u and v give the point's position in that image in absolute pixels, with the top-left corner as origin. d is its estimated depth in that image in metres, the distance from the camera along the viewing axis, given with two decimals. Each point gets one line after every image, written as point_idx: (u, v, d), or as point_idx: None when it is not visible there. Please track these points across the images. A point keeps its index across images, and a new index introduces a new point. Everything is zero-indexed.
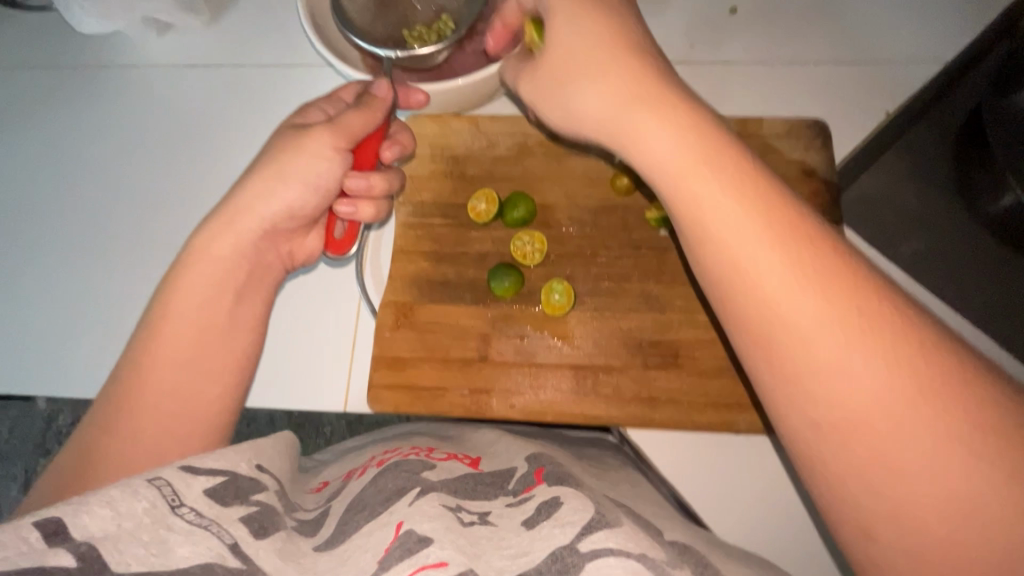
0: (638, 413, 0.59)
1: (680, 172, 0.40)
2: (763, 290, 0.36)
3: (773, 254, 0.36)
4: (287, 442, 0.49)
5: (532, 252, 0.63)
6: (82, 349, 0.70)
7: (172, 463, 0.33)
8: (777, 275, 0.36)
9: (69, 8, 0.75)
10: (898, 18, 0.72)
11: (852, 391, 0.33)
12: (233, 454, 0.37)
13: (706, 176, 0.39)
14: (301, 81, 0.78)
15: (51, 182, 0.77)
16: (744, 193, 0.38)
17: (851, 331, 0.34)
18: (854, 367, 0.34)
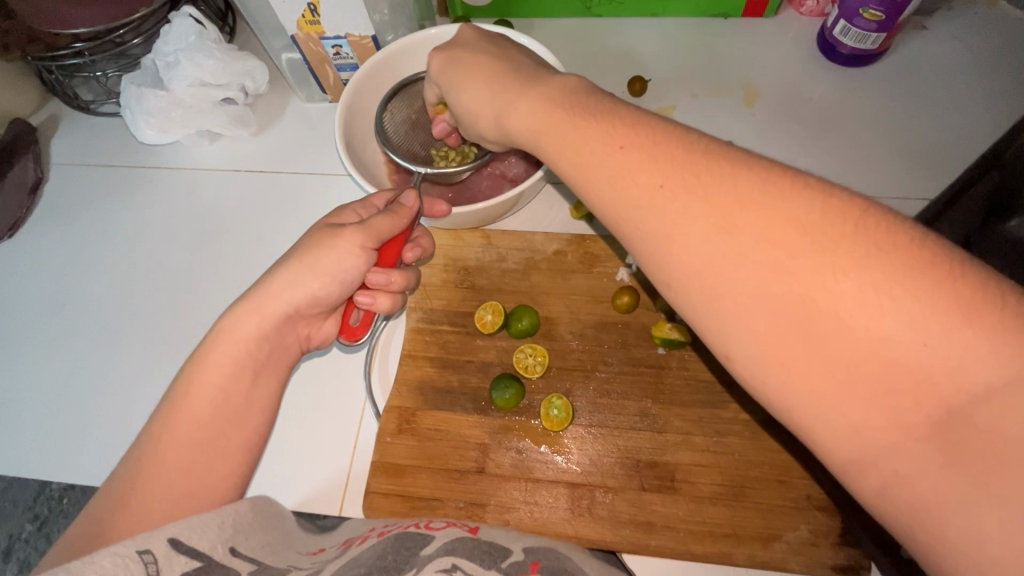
0: (634, 539, 0.58)
1: (683, 207, 0.37)
2: (776, 289, 0.33)
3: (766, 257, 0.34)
4: (274, 511, 0.48)
5: (533, 364, 0.66)
6: (88, 435, 0.73)
7: (163, 534, 0.36)
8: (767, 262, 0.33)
9: (136, 122, 0.87)
10: (882, 159, 0.80)
11: (852, 339, 0.30)
12: (212, 532, 0.38)
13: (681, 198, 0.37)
14: (331, 189, 0.85)
15: (97, 264, 0.84)
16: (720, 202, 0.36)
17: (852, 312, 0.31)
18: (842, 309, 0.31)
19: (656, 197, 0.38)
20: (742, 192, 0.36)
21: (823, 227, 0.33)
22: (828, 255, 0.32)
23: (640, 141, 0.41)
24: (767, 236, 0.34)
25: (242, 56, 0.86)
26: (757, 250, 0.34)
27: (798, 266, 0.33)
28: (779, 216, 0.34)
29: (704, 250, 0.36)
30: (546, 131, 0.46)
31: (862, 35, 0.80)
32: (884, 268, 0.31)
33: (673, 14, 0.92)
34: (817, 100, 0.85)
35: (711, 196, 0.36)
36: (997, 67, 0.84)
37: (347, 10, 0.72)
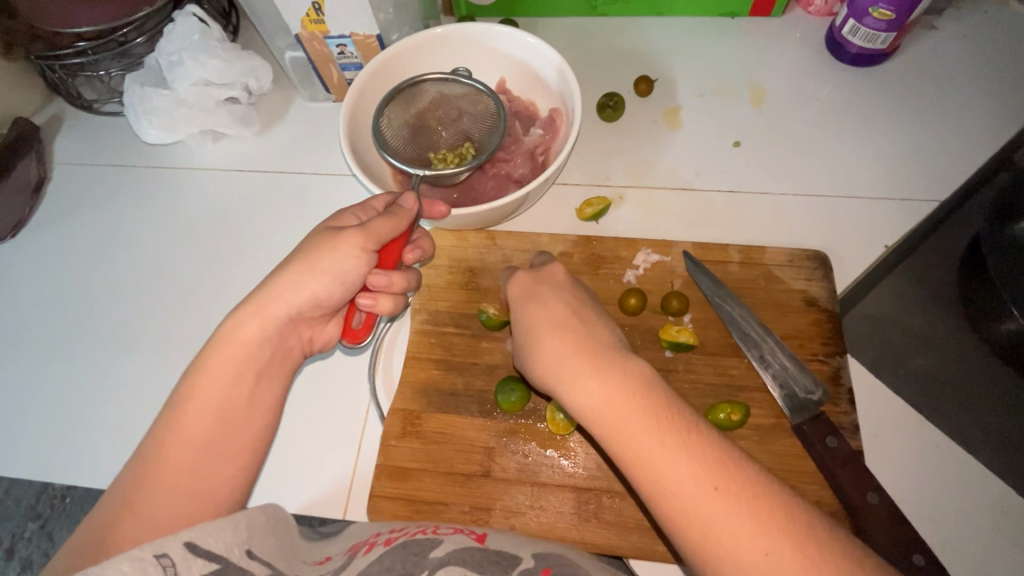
0: (640, 543, 0.57)
1: (651, 451, 0.41)
2: (711, 533, 0.39)
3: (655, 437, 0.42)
4: (286, 514, 0.48)
5: None
6: (88, 437, 0.72)
7: (179, 538, 0.35)
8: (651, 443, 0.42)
9: (139, 122, 0.86)
10: (892, 159, 0.79)
11: (712, 513, 0.39)
12: (226, 536, 0.38)
13: (590, 371, 0.45)
14: (334, 189, 0.85)
15: (99, 265, 0.84)
16: (614, 375, 0.45)
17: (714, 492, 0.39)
18: (704, 488, 0.40)
19: (617, 425, 0.43)
20: (681, 441, 0.41)
21: (735, 488, 0.39)
22: (747, 519, 0.38)
23: (617, 373, 0.45)
24: (700, 485, 0.40)
25: (246, 56, 0.85)
26: (698, 503, 0.39)
27: (721, 519, 0.39)
28: (714, 479, 0.40)
29: (654, 465, 0.41)
30: (561, 357, 0.47)
31: (871, 34, 0.79)
32: (779, 540, 0.37)
33: (679, 14, 0.91)
34: (825, 102, 0.84)
35: (603, 371, 0.45)
36: (1007, 67, 0.83)
37: (352, 9, 0.72)
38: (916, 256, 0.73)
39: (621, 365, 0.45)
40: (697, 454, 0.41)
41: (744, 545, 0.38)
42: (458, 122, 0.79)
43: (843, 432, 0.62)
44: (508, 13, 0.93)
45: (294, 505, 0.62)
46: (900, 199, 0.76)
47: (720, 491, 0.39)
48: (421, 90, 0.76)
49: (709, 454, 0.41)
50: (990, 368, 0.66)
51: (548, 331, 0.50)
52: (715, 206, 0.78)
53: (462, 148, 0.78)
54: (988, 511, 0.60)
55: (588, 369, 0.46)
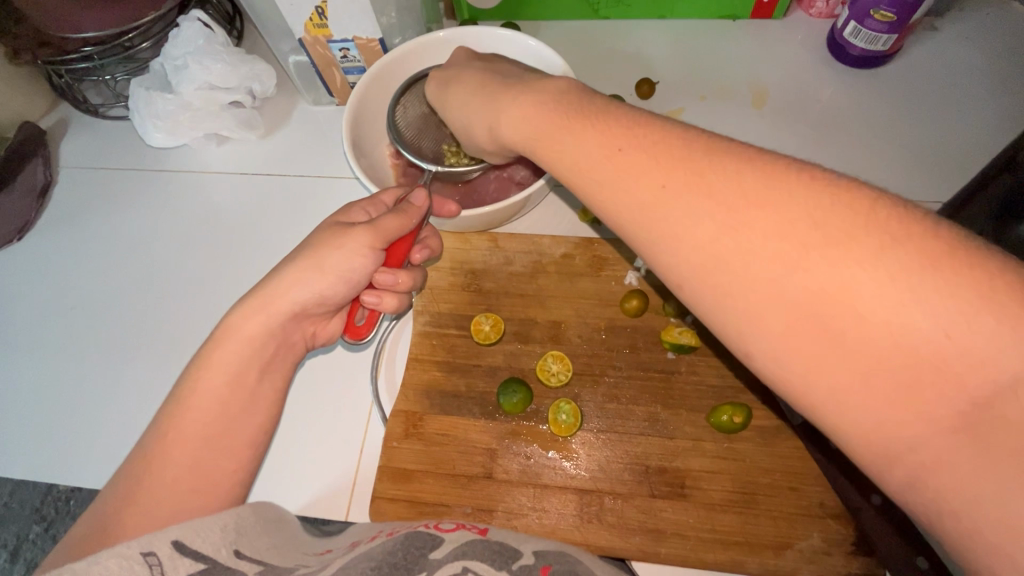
0: (642, 546, 0.57)
1: (714, 209, 0.35)
2: (799, 285, 0.32)
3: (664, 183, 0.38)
4: (278, 510, 0.48)
5: (548, 374, 0.65)
6: (95, 434, 0.73)
7: (167, 536, 0.36)
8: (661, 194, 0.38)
9: (144, 125, 0.87)
10: (894, 160, 0.79)
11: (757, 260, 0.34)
12: (215, 535, 0.38)
13: (581, 147, 0.43)
14: (337, 192, 0.85)
15: (104, 266, 0.84)
16: (607, 136, 0.42)
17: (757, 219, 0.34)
18: (740, 223, 0.35)
19: (674, 196, 0.37)
20: (757, 191, 0.35)
21: (841, 222, 0.32)
22: (860, 253, 0.31)
23: (644, 143, 0.40)
24: (786, 236, 0.33)
25: (250, 60, 0.86)
26: (782, 256, 0.33)
27: (822, 263, 0.31)
28: (810, 219, 0.33)
29: (672, 223, 0.37)
30: (539, 129, 0.46)
31: (873, 36, 0.79)
32: (908, 261, 0.30)
33: (680, 17, 0.91)
34: (826, 103, 0.84)
35: (589, 140, 0.42)
36: (1010, 68, 0.83)
37: (355, 13, 0.72)
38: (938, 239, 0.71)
39: (613, 129, 0.42)
40: (787, 200, 0.34)
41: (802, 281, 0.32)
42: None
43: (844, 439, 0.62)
44: (510, 16, 0.93)
45: (297, 505, 0.62)
46: (903, 200, 0.76)
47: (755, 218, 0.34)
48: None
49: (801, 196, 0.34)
50: None
51: (542, 113, 0.46)
52: None
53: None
54: None
55: (609, 148, 0.41)
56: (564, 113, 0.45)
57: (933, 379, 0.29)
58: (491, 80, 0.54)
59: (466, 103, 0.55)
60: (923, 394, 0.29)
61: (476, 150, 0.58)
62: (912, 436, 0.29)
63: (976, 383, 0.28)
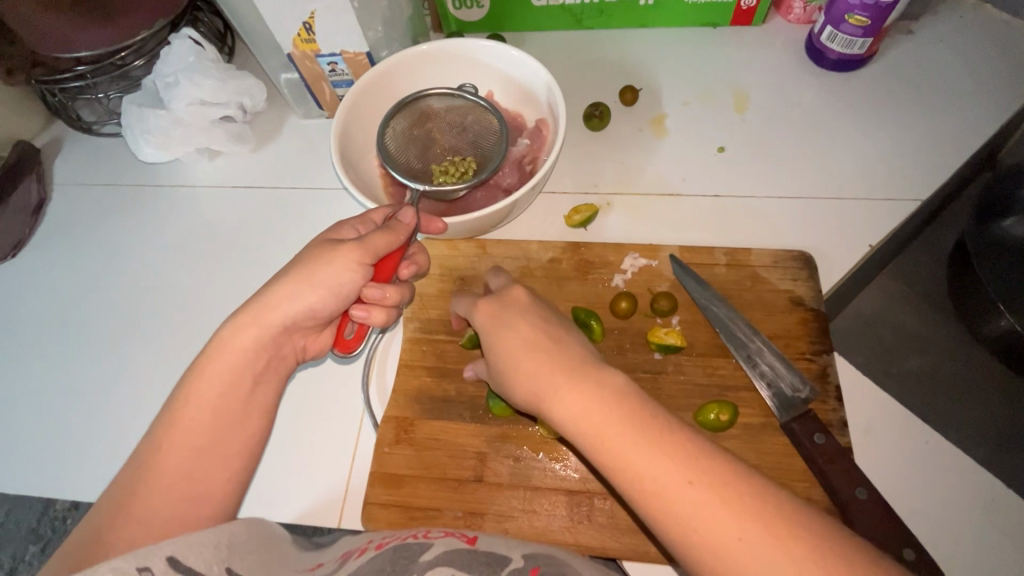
0: (633, 545, 0.58)
1: (613, 422, 0.44)
2: (677, 512, 0.41)
3: (580, 394, 0.46)
4: (266, 528, 0.48)
5: None
6: (90, 450, 0.73)
7: (163, 551, 0.37)
8: (574, 402, 0.46)
9: (136, 142, 0.88)
10: (875, 159, 0.80)
11: (646, 481, 0.42)
12: (209, 552, 0.39)
13: (515, 340, 0.52)
14: (327, 204, 0.86)
15: (98, 281, 0.85)
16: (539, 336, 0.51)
17: (648, 444, 0.43)
18: (640, 445, 0.43)
19: (581, 401, 0.45)
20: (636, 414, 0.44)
21: (702, 469, 0.41)
22: (723, 500, 0.40)
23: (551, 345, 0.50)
24: (674, 470, 0.41)
25: (239, 75, 0.87)
26: (656, 464, 0.42)
27: (698, 498, 0.40)
28: (679, 455, 0.42)
29: (576, 418, 0.45)
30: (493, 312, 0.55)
31: (849, 40, 0.81)
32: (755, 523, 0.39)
33: (661, 25, 0.93)
34: (806, 107, 0.86)
35: (519, 329, 0.52)
36: (985, 69, 0.85)
37: (342, 28, 0.74)
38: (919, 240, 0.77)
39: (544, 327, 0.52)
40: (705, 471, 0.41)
41: (685, 507, 0.40)
42: (462, 135, 0.81)
43: (831, 430, 0.63)
44: (495, 28, 0.95)
45: (290, 513, 0.63)
46: (886, 198, 0.77)
47: (649, 442, 0.43)
48: (424, 103, 0.79)
49: (723, 477, 0.41)
50: (983, 364, 0.71)
51: (530, 347, 0.50)
52: (703, 210, 0.79)
53: (463, 163, 0.78)
54: (975, 506, 0.61)
55: (531, 343, 0.51)
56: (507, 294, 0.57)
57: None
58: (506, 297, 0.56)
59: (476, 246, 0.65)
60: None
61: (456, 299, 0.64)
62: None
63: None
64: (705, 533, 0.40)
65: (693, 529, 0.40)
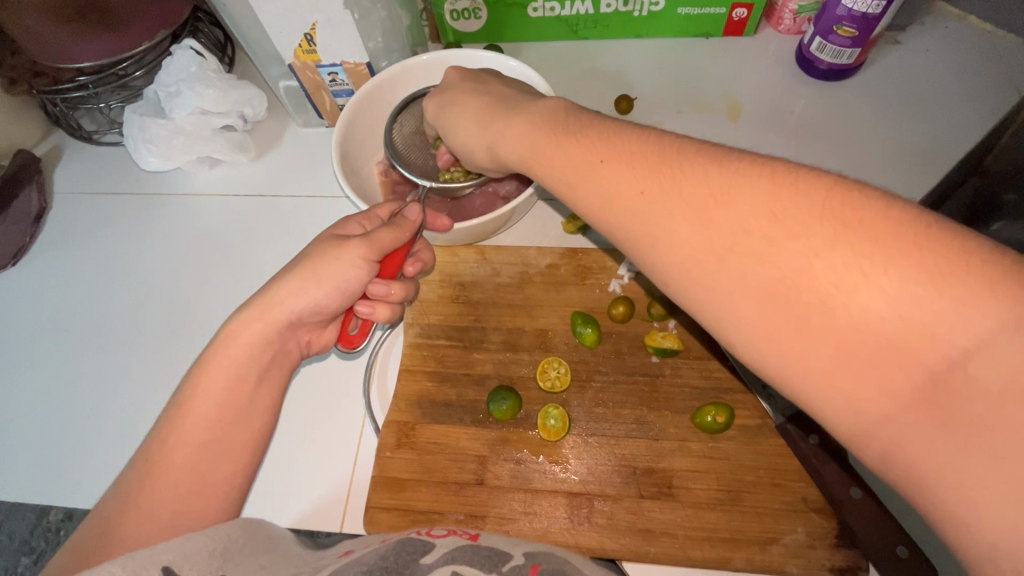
0: (632, 546, 0.58)
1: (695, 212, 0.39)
2: (794, 289, 0.35)
3: (657, 191, 0.41)
4: (262, 530, 0.48)
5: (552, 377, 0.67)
6: (91, 455, 0.74)
7: (159, 561, 0.37)
8: (655, 203, 0.41)
9: (138, 150, 0.89)
10: (862, 165, 0.83)
11: (751, 266, 0.37)
12: (204, 559, 0.39)
13: (576, 156, 0.47)
14: (328, 211, 0.87)
15: (100, 288, 0.86)
16: (600, 141, 0.46)
17: (749, 220, 0.37)
18: (739, 225, 0.37)
19: (661, 196, 0.41)
20: (724, 188, 0.39)
21: (828, 220, 0.34)
22: (858, 249, 0.33)
23: (622, 151, 0.44)
24: (789, 234, 0.35)
25: (241, 85, 0.89)
26: (761, 235, 0.36)
27: (826, 257, 0.34)
28: (795, 217, 0.36)
29: (654, 223, 0.41)
30: (529, 140, 0.51)
31: (838, 50, 0.83)
32: (912, 269, 0.31)
33: (655, 35, 0.95)
34: (798, 114, 0.88)
35: (576, 149, 0.47)
36: (971, 78, 0.87)
37: (343, 39, 0.75)
38: None
39: (606, 135, 0.46)
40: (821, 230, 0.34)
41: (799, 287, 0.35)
42: None
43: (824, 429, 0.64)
44: (492, 39, 0.97)
45: (292, 518, 0.63)
46: None
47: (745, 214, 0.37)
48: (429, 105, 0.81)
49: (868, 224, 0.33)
50: None
51: (604, 161, 0.45)
52: None
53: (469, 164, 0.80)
54: None
55: (592, 156, 0.46)
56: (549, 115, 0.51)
57: (903, 359, 0.31)
58: (542, 114, 0.52)
59: (464, 125, 0.58)
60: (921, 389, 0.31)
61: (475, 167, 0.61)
62: (879, 410, 0.32)
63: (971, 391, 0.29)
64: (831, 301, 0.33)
65: (817, 305, 0.34)
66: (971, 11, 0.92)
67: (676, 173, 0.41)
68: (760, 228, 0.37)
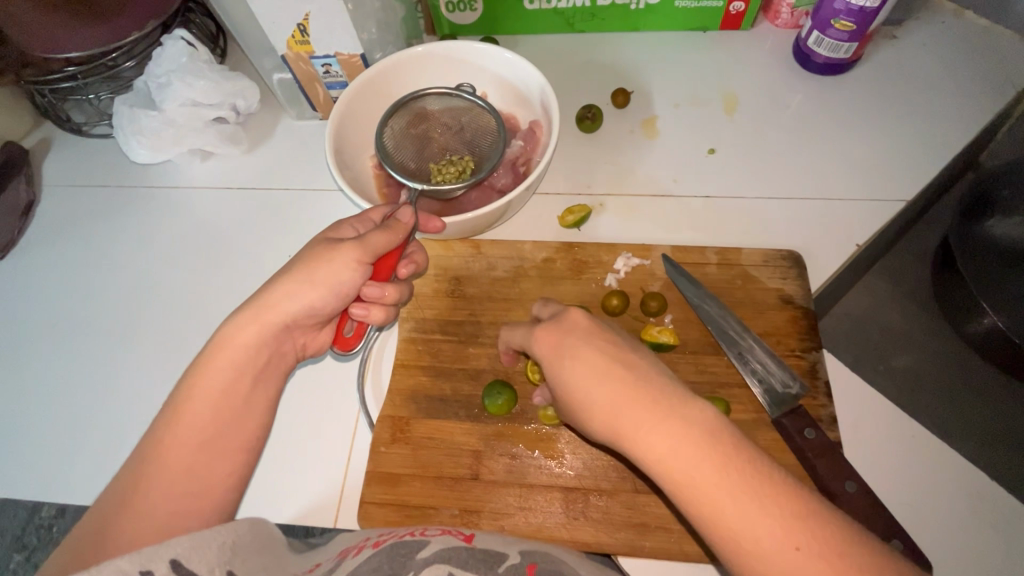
0: (628, 540, 0.58)
1: (671, 447, 0.43)
2: (746, 540, 0.40)
3: (637, 419, 0.45)
4: (266, 526, 0.47)
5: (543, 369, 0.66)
6: (82, 453, 0.73)
7: (167, 554, 0.36)
8: (638, 428, 0.44)
9: (128, 143, 0.88)
10: (861, 160, 0.82)
11: (712, 513, 0.41)
12: (212, 555, 0.39)
13: (569, 362, 0.50)
14: (320, 205, 0.86)
15: (90, 283, 0.84)
16: (589, 355, 0.49)
17: (712, 471, 0.42)
18: (702, 477, 0.42)
19: (644, 418, 0.44)
20: (694, 442, 0.43)
21: (770, 504, 0.40)
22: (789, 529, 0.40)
23: (609, 367, 0.48)
24: (746, 501, 0.41)
25: (233, 77, 0.87)
26: (725, 485, 0.41)
27: (772, 525, 0.40)
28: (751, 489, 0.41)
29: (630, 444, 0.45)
30: (557, 348, 0.52)
31: (835, 45, 0.83)
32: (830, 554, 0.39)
33: (652, 29, 0.95)
34: (795, 109, 0.87)
35: (573, 346, 0.50)
36: (966, 74, 0.87)
37: (337, 31, 0.74)
38: (911, 231, 0.80)
39: (598, 348, 0.49)
40: (749, 487, 0.41)
41: (749, 546, 0.40)
42: (459, 133, 0.82)
43: (820, 424, 0.64)
44: (488, 30, 0.96)
45: (286, 514, 0.63)
46: (874, 198, 0.79)
47: (708, 463, 0.42)
48: (421, 103, 0.80)
49: (794, 509, 0.40)
50: (981, 371, 0.73)
51: (591, 374, 0.48)
52: (691, 212, 0.80)
53: (461, 161, 0.79)
54: (960, 499, 0.62)
55: (590, 370, 0.48)
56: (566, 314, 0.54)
57: None
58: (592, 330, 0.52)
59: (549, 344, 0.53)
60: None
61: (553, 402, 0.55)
62: None
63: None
64: (764, 559, 0.40)
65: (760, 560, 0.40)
66: (967, 6, 0.92)
67: (651, 405, 0.45)
68: (715, 477, 0.42)
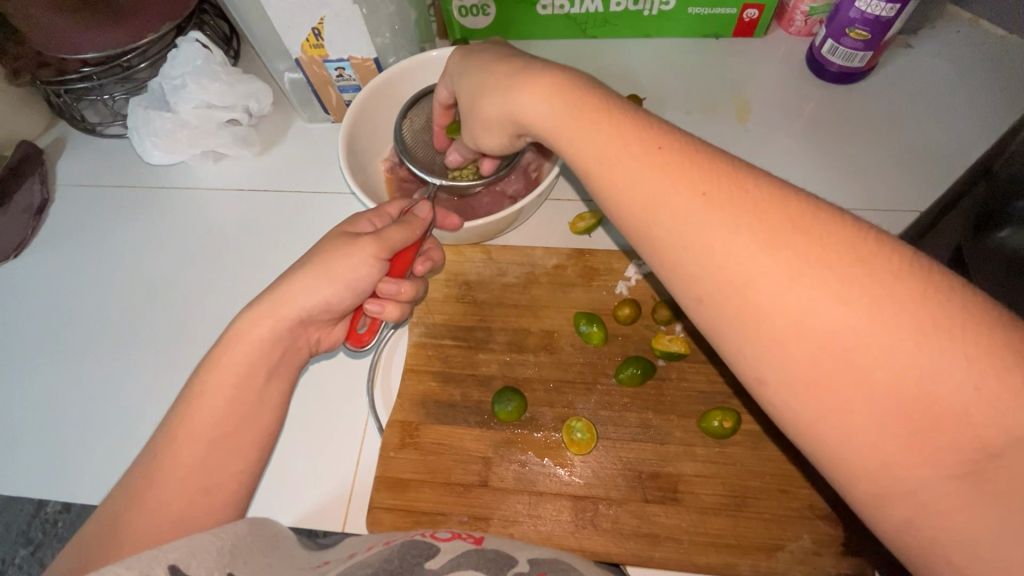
0: (637, 551, 0.58)
1: (720, 227, 0.39)
2: (814, 323, 0.35)
3: (682, 193, 0.41)
4: (270, 527, 0.48)
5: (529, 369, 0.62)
6: (91, 449, 0.73)
7: (165, 561, 0.36)
8: (681, 207, 0.41)
9: (143, 144, 0.88)
10: (873, 168, 0.82)
11: (764, 297, 0.37)
12: (211, 558, 0.38)
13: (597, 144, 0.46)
14: (331, 208, 0.87)
15: (102, 281, 0.85)
16: (619, 137, 0.46)
17: (768, 235, 0.38)
18: (752, 249, 0.38)
19: (705, 207, 0.40)
20: (748, 205, 0.39)
21: (838, 263, 0.36)
22: (867, 295, 0.35)
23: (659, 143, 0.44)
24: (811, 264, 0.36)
25: (247, 79, 0.88)
26: (786, 254, 0.37)
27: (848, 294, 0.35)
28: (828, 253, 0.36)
29: (679, 237, 0.41)
30: (553, 116, 0.49)
31: (850, 53, 0.83)
32: (917, 314, 0.34)
33: (664, 36, 0.95)
34: (808, 116, 0.87)
35: (586, 127, 0.47)
36: (982, 84, 0.87)
37: (351, 35, 0.75)
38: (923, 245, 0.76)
39: (629, 133, 0.45)
40: (815, 246, 0.37)
41: (824, 340, 0.35)
42: None
43: None
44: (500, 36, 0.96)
45: (294, 516, 0.63)
46: (885, 208, 0.79)
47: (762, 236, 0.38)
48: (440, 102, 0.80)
49: (870, 270, 0.35)
50: None
51: (619, 153, 0.45)
52: None
53: None
54: None
55: (630, 149, 0.44)
56: (578, 98, 0.49)
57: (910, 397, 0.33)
58: (574, 85, 0.50)
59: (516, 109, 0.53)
60: (936, 440, 0.32)
61: (479, 128, 0.57)
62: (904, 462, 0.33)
63: (979, 443, 0.31)
64: (840, 338, 0.35)
65: (836, 346, 0.35)
66: (983, 16, 0.91)
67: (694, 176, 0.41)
68: (775, 240, 0.38)
